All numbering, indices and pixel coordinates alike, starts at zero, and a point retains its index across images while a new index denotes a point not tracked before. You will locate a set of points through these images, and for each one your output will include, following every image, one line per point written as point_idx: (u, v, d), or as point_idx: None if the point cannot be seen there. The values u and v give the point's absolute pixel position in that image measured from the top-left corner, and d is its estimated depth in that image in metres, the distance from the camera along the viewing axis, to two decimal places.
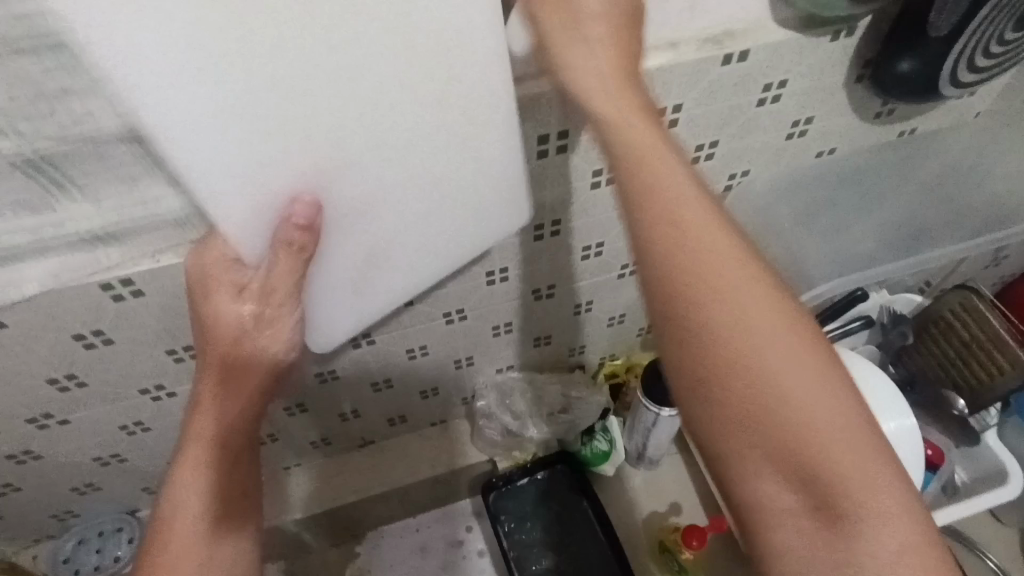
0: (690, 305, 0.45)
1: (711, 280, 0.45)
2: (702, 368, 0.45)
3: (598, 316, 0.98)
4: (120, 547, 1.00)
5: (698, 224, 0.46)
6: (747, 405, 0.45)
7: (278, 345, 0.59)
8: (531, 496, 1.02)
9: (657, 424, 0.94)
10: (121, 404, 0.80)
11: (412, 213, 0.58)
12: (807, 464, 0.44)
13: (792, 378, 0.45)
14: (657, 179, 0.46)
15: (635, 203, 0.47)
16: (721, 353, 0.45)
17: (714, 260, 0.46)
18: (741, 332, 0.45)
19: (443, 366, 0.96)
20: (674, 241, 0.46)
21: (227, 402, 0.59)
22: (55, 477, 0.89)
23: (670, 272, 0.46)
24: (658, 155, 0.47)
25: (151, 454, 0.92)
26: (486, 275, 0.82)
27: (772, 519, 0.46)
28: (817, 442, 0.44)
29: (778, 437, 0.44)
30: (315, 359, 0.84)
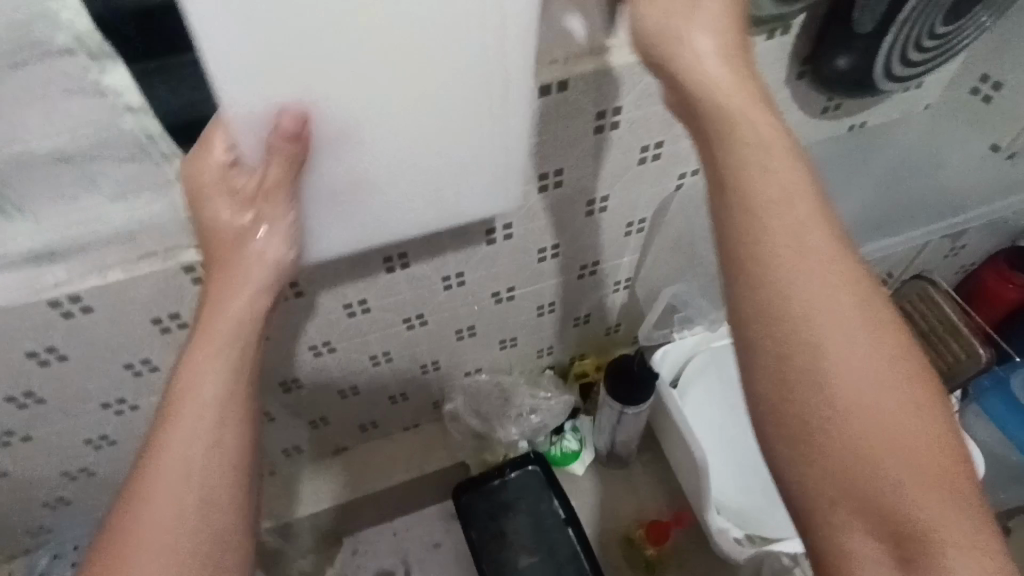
0: (779, 285, 0.46)
1: (802, 261, 0.46)
2: (775, 347, 0.46)
3: (562, 317, 0.99)
4: None
5: (795, 208, 0.47)
6: (831, 398, 0.44)
7: (276, 251, 0.55)
8: (500, 495, 1.01)
9: (621, 423, 0.94)
10: (85, 418, 0.81)
11: (427, 146, 0.51)
12: (883, 466, 0.43)
13: (876, 379, 0.45)
14: (760, 162, 0.47)
15: (730, 175, 0.48)
16: (803, 343, 0.45)
17: (805, 248, 0.46)
18: (819, 317, 0.45)
19: (409, 371, 0.97)
20: (768, 222, 0.47)
21: (224, 351, 0.53)
22: (24, 493, 0.90)
23: (758, 254, 0.47)
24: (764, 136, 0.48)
25: (120, 467, 0.93)
26: (443, 280, 0.82)
27: (843, 526, 0.44)
28: (900, 444, 0.44)
29: (858, 435, 0.44)
30: (278, 367, 0.85)
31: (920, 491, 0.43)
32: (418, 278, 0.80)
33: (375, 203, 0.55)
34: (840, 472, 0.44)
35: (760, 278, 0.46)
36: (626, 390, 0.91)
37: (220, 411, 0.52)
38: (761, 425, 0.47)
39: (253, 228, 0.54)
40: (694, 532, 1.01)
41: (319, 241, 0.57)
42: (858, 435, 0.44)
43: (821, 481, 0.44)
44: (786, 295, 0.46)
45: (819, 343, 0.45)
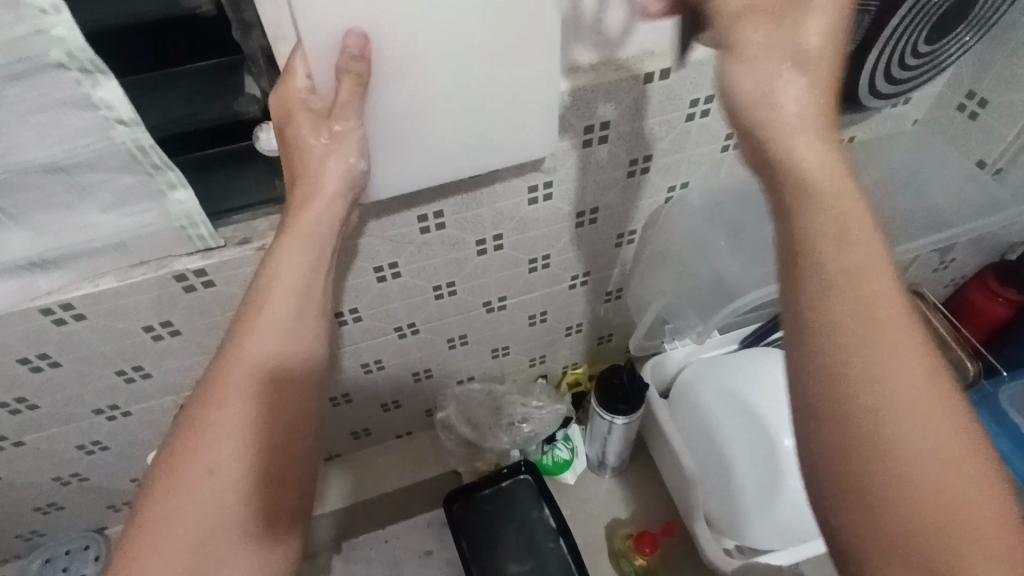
0: (829, 289, 0.41)
1: (848, 273, 0.41)
2: (820, 367, 0.40)
3: (553, 326, 0.99)
4: (87, 564, 1.01)
5: (857, 243, 0.41)
6: (879, 445, 0.39)
7: (343, 181, 0.55)
8: (492, 505, 1.02)
9: (611, 432, 0.95)
10: (78, 424, 0.81)
11: (472, 72, 0.53)
12: (932, 527, 0.38)
13: (932, 429, 0.39)
14: (816, 182, 0.42)
15: (790, 202, 0.42)
16: (852, 382, 0.40)
17: (862, 278, 0.41)
18: (871, 338, 0.40)
19: (401, 379, 0.97)
20: (820, 247, 0.41)
21: (276, 324, 0.54)
22: (17, 498, 0.90)
23: (814, 279, 0.41)
24: (823, 153, 0.42)
25: (113, 473, 0.93)
26: (434, 290, 0.83)
27: (879, 574, 0.39)
28: (952, 488, 0.38)
29: (906, 491, 0.38)
30: None
31: (970, 544, 0.37)
32: (410, 287, 0.81)
33: (434, 129, 0.57)
34: (879, 513, 0.38)
35: (800, 289, 0.41)
36: (615, 399, 0.91)
37: (261, 395, 0.54)
38: (812, 475, 0.42)
39: (330, 153, 0.54)
40: (684, 543, 1.01)
41: (385, 171, 0.59)
42: (904, 471, 0.38)
43: (866, 539, 0.39)
44: (826, 309, 0.40)
45: (866, 366, 0.40)
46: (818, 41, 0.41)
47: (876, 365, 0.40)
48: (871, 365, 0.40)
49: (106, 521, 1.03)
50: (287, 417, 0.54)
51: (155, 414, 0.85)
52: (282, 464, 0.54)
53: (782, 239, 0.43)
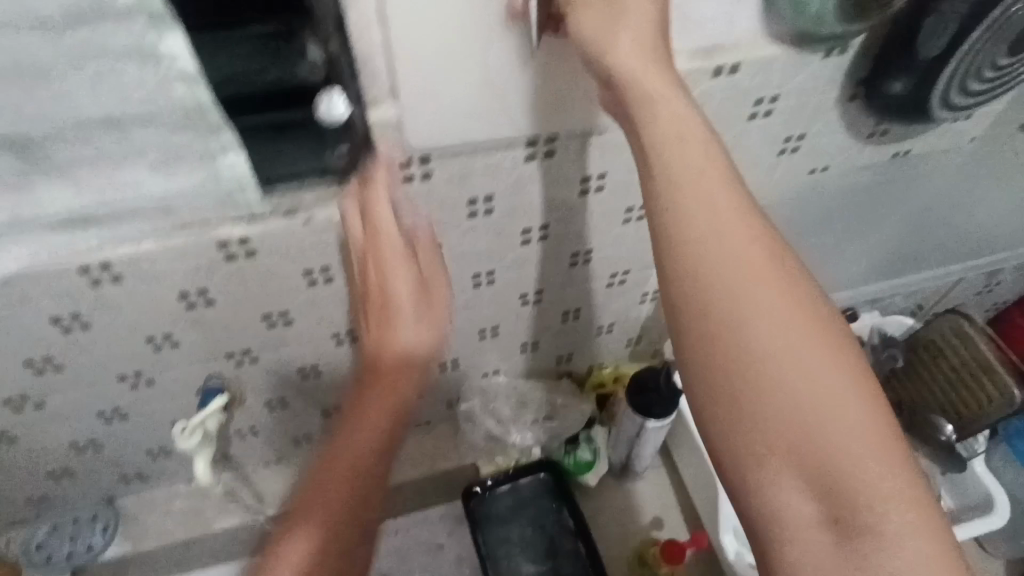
0: (689, 243, 0.49)
1: (718, 237, 0.49)
2: (696, 321, 0.49)
3: (585, 324, 0.98)
4: (95, 535, 0.99)
5: (715, 199, 0.50)
6: (740, 369, 0.48)
7: (424, 334, 0.73)
8: (511, 502, 1.00)
9: (641, 435, 0.93)
10: (100, 391, 0.80)
11: (495, 39, 0.56)
12: (795, 426, 0.47)
13: (784, 345, 0.48)
14: (677, 149, 0.50)
15: (657, 168, 0.50)
16: (713, 315, 0.49)
17: (719, 228, 0.49)
18: (737, 292, 0.49)
19: (427, 368, 0.96)
20: (682, 206, 0.49)
21: (381, 393, 0.77)
22: (30, 463, 0.88)
23: (674, 235, 0.50)
24: (673, 123, 0.50)
25: (129, 443, 0.91)
26: (473, 277, 0.82)
27: (780, 496, 0.46)
28: (834, 413, 0.47)
29: (769, 402, 0.47)
30: (301, 351, 0.84)
31: (857, 457, 0.46)
32: (451, 272, 0.79)
33: (465, 92, 0.60)
34: (775, 442, 0.47)
35: (686, 264, 0.49)
36: (646, 401, 0.89)
37: (381, 423, 0.76)
38: (696, 409, 0.50)
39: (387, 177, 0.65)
40: (706, 554, 0.98)
41: (426, 130, 0.62)
42: (792, 407, 0.47)
43: (744, 450, 0.47)
44: (712, 279, 0.49)
45: (746, 322, 0.48)
46: (654, 41, 0.51)
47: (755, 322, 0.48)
48: (753, 322, 0.48)
49: (114, 494, 1.01)
50: (379, 447, 0.76)
51: (179, 385, 0.83)
52: (368, 485, 0.75)
53: (654, 224, 0.51)
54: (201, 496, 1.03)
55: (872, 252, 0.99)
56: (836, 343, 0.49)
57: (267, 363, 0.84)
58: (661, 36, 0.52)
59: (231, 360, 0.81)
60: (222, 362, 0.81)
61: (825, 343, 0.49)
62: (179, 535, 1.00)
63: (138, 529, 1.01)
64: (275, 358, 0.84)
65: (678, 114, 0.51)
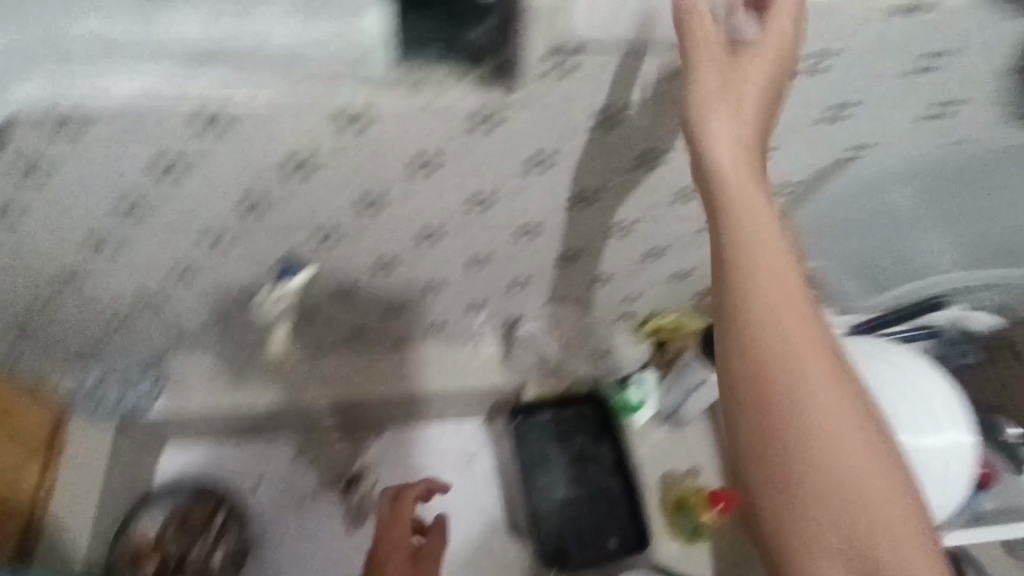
0: (750, 298, 0.52)
1: (780, 290, 0.52)
2: (751, 377, 0.52)
3: (662, 267, 0.95)
4: (142, 393, 0.99)
5: (772, 263, 0.52)
6: (775, 439, 0.52)
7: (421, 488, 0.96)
8: (555, 428, 1.01)
9: (702, 386, 0.91)
10: (177, 249, 0.78)
11: None
12: (826, 491, 0.51)
13: (825, 415, 0.52)
14: (741, 219, 0.52)
15: (721, 235, 0.53)
16: (762, 393, 0.52)
17: (778, 313, 0.52)
18: (790, 359, 0.52)
19: (495, 283, 0.94)
20: (748, 277, 0.52)
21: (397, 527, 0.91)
22: (94, 309, 0.88)
23: (739, 300, 0.52)
24: (746, 195, 0.53)
25: (191, 304, 0.90)
26: (571, 196, 0.78)
27: (817, 571, 0.51)
28: (846, 456, 0.52)
29: (806, 469, 0.52)
30: (381, 241, 0.82)
31: (872, 499, 0.52)
32: (553, 186, 0.75)
33: None
34: (793, 477, 0.52)
35: (734, 312, 0.52)
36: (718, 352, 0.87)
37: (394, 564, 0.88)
38: (744, 470, 0.54)
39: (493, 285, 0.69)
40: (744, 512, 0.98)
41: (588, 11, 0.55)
42: (813, 443, 0.51)
43: (779, 512, 0.52)
44: (774, 319, 0.52)
45: (791, 377, 0.51)
46: (768, 36, 0.53)
47: (791, 369, 0.52)
48: (790, 365, 0.52)
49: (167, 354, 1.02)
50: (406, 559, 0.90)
51: (255, 257, 0.81)
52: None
53: (719, 251, 0.53)
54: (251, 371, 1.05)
55: (972, 239, 0.94)
56: (868, 419, 0.54)
57: (346, 250, 0.82)
58: (778, 81, 0.54)
59: (312, 242, 0.80)
60: (303, 241, 0.79)
61: (857, 412, 0.53)
62: (226, 405, 1.02)
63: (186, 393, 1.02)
64: (355, 247, 0.82)
65: (750, 192, 0.53)
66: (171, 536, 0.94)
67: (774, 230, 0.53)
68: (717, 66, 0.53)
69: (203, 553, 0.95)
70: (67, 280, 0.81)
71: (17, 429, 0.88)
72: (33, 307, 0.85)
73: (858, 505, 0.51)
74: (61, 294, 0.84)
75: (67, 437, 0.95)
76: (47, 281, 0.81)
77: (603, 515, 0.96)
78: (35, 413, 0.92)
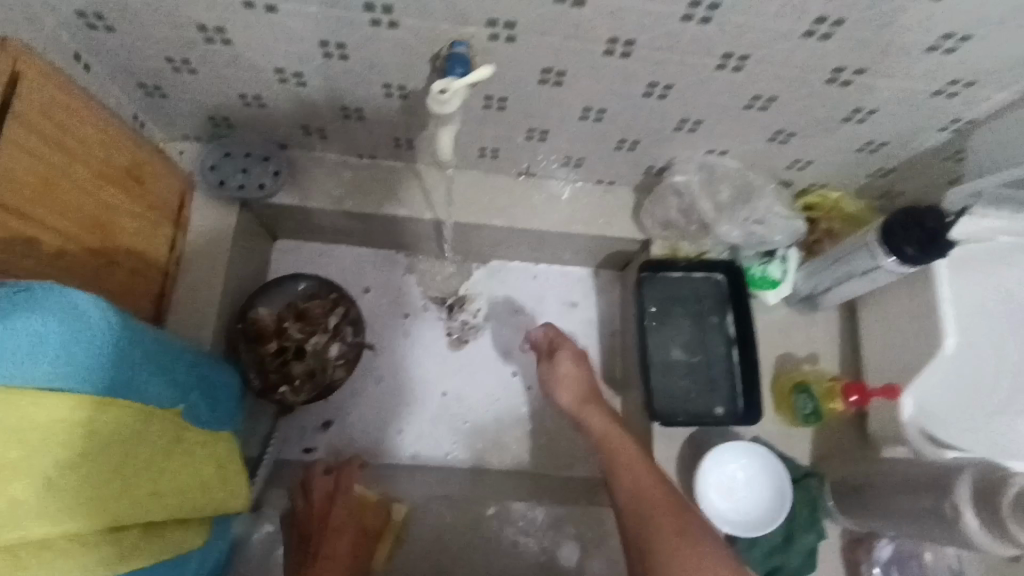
0: (617, 469, 0.81)
1: (635, 473, 0.79)
2: (627, 493, 0.78)
3: (858, 131, 0.83)
4: (266, 177, 0.95)
5: (630, 456, 0.82)
6: (638, 539, 0.75)
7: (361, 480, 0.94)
8: (677, 288, 0.97)
9: (870, 273, 0.84)
10: (336, 15, 0.68)
11: None
12: (662, 554, 0.71)
13: (664, 531, 0.73)
14: (614, 446, 0.83)
15: (604, 444, 0.84)
16: (637, 512, 0.76)
17: (634, 467, 0.79)
18: (648, 497, 0.77)
19: (663, 120, 0.83)
20: (612, 456, 0.82)
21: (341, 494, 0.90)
22: (230, 75, 0.80)
23: (614, 468, 0.81)
24: (612, 435, 0.85)
25: (332, 89, 0.82)
26: (811, 23, 0.64)
27: (681, 562, 0.69)
28: (680, 550, 0.71)
29: (644, 556, 0.73)
30: (562, 48, 0.70)
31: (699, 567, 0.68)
32: (797, 6, 0.61)
33: None
34: (650, 522, 0.75)
35: (602, 452, 0.84)
36: (902, 239, 0.77)
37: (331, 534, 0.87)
38: (625, 519, 0.77)
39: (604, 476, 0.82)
40: (858, 413, 0.94)
41: None
42: (635, 472, 0.79)
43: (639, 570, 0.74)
44: (628, 485, 0.79)
45: (634, 488, 0.78)
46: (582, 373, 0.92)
47: (622, 444, 0.83)
48: (643, 532, 0.75)
49: (289, 141, 0.96)
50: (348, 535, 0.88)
51: (418, 40, 0.70)
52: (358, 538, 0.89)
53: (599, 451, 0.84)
54: (371, 175, 0.99)
55: None
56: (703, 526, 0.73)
57: (521, 49, 0.71)
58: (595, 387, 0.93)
59: (489, 31, 0.68)
60: (478, 28, 0.67)
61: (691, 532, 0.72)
62: (344, 206, 0.98)
63: (305, 186, 0.98)
64: (532, 48, 0.70)
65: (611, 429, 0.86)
66: (292, 324, 0.95)
67: (622, 435, 0.86)
68: (569, 361, 0.91)
69: (321, 345, 0.95)
70: (211, 35, 0.73)
71: (148, 194, 0.85)
72: (169, 58, 0.77)
73: (679, 549, 0.71)
74: (199, 49, 0.75)
75: (189, 214, 0.93)
76: (189, 27, 0.72)
77: (715, 382, 0.94)
78: (162, 181, 0.88)
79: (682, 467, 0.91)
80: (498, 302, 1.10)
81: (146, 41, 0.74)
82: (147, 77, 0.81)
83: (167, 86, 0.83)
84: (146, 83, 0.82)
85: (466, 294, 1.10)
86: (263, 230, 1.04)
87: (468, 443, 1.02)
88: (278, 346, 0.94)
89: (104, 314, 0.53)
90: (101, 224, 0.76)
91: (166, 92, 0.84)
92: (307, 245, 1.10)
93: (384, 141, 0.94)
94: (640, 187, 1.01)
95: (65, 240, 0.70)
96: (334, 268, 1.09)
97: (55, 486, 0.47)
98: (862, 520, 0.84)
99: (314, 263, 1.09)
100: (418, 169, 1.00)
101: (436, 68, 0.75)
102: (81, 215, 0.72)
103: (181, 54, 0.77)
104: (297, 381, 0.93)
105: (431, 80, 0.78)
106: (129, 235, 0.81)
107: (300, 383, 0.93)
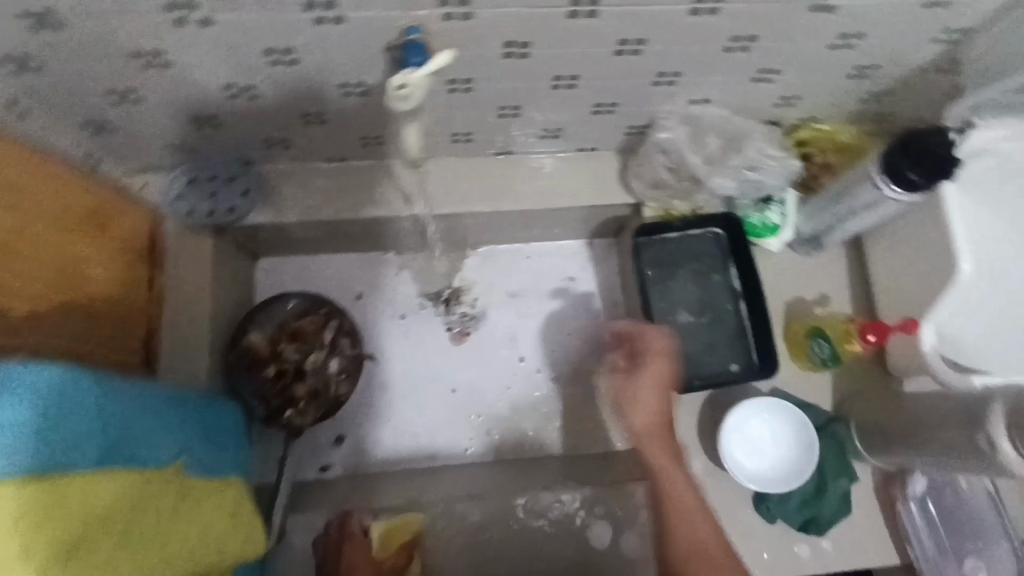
0: (666, 506, 0.78)
1: (689, 514, 0.77)
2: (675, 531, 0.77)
3: (847, 57, 0.78)
4: (235, 198, 0.91)
5: (682, 490, 0.79)
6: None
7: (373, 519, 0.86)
8: (676, 249, 0.94)
9: (876, 205, 0.80)
10: (276, 19, 0.63)
11: None
12: None
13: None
14: (670, 481, 0.79)
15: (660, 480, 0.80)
16: (684, 554, 0.75)
17: (686, 505, 0.78)
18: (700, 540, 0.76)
19: (639, 77, 0.78)
20: (667, 493, 0.79)
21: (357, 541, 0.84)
22: (178, 97, 0.76)
23: (666, 503, 0.78)
24: (671, 469, 0.80)
25: (288, 97, 0.78)
26: None
27: None
28: None
29: None
30: (523, 18, 0.65)
31: None
32: None
33: None
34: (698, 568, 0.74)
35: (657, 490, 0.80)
36: (904, 165, 0.73)
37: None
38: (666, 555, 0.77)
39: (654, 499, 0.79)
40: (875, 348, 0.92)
41: None
42: (696, 526, 0.77)
43: None
44: (676, 523, 0.77)
45: (685, 527, 0.77)
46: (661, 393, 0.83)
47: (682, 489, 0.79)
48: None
49: (252, 156, 0.91)
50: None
51: (367, 32, 0.65)
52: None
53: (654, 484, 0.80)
54: (344, 179, 0.95)
55: None
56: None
57: (479, 25, 0.66)
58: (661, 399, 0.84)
59: (443, 11, 0.63)
60: (430, 10, 0.62)
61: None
62: (321, 215, 0.94)
63: (278, 200, 0.93)
64: (491, 22, 0.65)
65: (671, 467, 0.80)
66: (287, 345, 0.93)
67: (683, 473, 0.81)
68: (662, 361, 0.82)
69: (320, 362, 0.93)
70: (148, 60, 0.68)
71: (116, 237, 0.81)
72: (110, 91, 0.73)
73: None
74: (139, 76, 0.70)
75: (166, 249, 0.89)
76: (122, 55, 0.67)
77: (726, 340, 0.91)
78: (130, 221, 0.84)
79: (705, 429, 0.89)
80: (494, 289, 1.07)
81: (81, 77, 0.69)
82: (91, 114, 0.77)
83: (114, 121, 0.79)
84: (92, 121, 0.78)
85: (461, 286, 1.07)
86: (244, 252, 1.00)
87: (485, 435, 1.01)
88: (277, 369, 0.92)
89: (73, 388, 0.52)
90: (68, 279, 0.73)
91: (114, 126, 0.80)
92: (290, 260, 1.06)
93: (351, 142, 0.89)
94: (623, 149, 0.97)
95: (31, 303, 0.68)
96: (322, 278, 1.06)
97: (87, 549, 0.49)
98: (892, 457, 0.82)
99: (301, 278, 1.05)
100: (392, 165, 0.95)
101: (393, 59, 0.70)
102: (41, 275, 0.69)
103: (122, 84, 0.72)
104: (301, 403, 0.91)
105: (390, 72, 0.73)
106: (103, 285, 0.77)
107: (304, 404, 0.91)
